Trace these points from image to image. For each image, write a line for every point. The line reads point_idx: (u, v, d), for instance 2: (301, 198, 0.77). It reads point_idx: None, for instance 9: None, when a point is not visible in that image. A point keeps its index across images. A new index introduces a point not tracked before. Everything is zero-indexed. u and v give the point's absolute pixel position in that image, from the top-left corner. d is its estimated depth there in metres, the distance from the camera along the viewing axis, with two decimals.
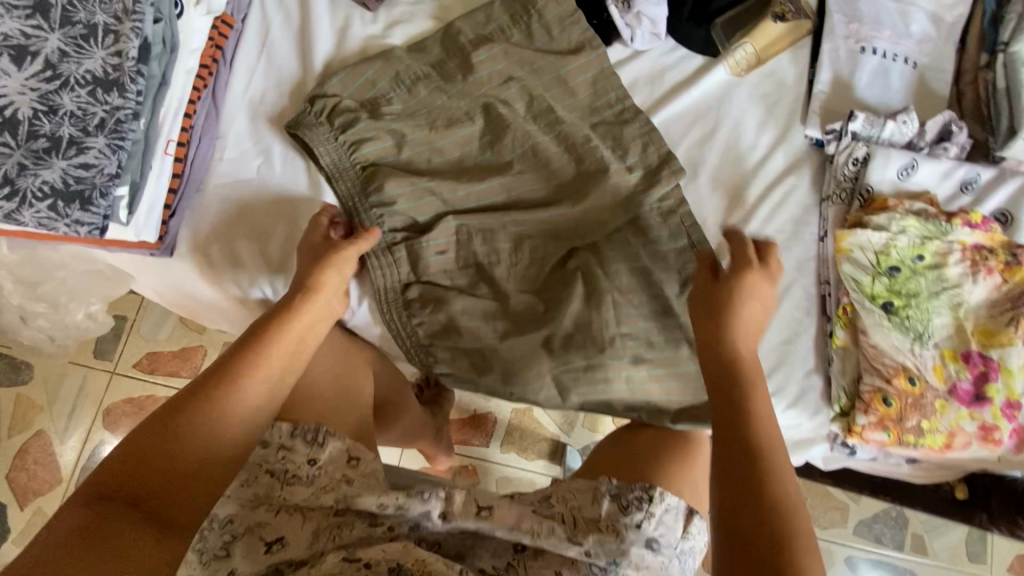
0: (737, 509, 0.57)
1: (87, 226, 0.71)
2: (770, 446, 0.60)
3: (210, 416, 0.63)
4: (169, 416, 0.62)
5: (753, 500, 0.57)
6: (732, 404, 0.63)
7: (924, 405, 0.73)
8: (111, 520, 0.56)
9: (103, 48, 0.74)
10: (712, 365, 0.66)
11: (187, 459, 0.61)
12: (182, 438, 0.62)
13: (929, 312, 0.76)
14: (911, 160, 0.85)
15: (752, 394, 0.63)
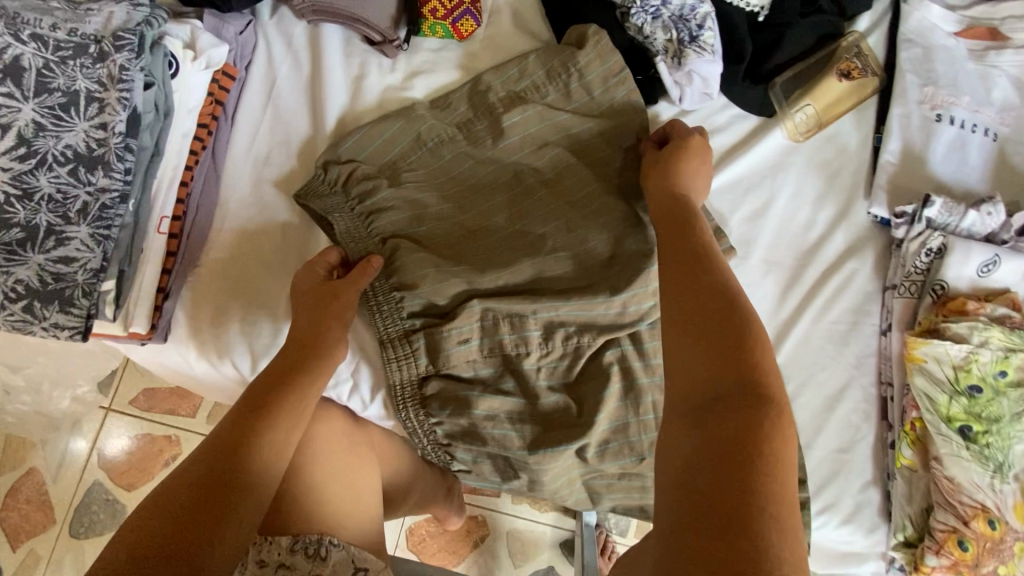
0: (705, 532, 0.42)
1: (68, 329, 0.62)
2: (765, 392, 0.47)
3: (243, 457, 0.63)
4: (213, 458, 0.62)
5: (734, 459, 0.44)
6: (730, 377, 0.48)
7: (1003, 551, 0.65)
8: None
9: (85, 120, 0.64)
10: (709, 294, 0.52)
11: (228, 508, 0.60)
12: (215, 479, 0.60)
13: (1011, 439, 0.68)
14: (994, 256, 0.75)
15: (749, 354, 0.49)
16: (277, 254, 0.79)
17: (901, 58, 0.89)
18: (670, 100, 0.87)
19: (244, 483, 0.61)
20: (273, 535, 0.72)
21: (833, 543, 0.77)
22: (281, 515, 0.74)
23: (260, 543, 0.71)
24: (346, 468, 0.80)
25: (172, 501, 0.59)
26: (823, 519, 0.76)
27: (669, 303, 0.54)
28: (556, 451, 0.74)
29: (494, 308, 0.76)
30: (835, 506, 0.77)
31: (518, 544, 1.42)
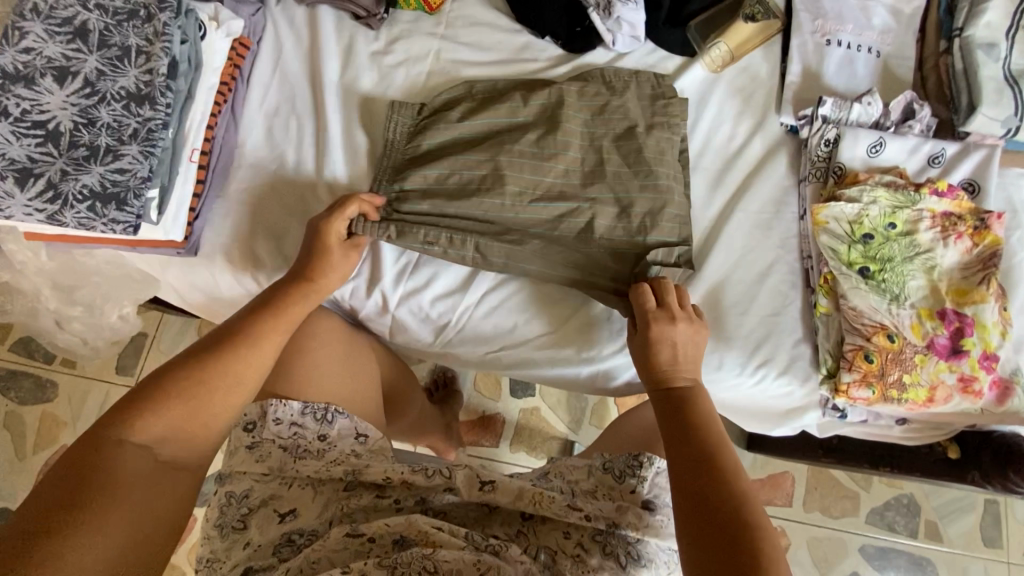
0: (699, 536, 0.64)
1: (121, 224, 0.79)
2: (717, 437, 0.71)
3: (241, 368, 0.72)
4: (144, 411, 0.64)
5: (727, 535, 0.63)
6: (711, 478, 0.67)
7: (905, 360, 0.76)
8: (85, 496, 0.58)
9: (136, 68, 0.82)
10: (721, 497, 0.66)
11: (174, 445, 0.65)
12: (168, 425, 0.65)
13: (904, 275, 0.81)
14: (879, 138, 0.91)
15: (717, 452, 0.70)
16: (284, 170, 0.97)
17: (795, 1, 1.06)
18: (606, 46, 1.05)
19: (202, 385, 0.69)
20: (283, 399, 0.83)
21: (773, 394, 0.90)
22: (289, 383, 0.85)
23: (273, 405, 0.82)
24: (346, 354, 0.92)
25: (105, 457, 0.60)
26: (763, 372, 0.89)
27: (674, 466, 0.70)
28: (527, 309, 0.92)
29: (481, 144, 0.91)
30: (772, 360, 0.89)
31: None
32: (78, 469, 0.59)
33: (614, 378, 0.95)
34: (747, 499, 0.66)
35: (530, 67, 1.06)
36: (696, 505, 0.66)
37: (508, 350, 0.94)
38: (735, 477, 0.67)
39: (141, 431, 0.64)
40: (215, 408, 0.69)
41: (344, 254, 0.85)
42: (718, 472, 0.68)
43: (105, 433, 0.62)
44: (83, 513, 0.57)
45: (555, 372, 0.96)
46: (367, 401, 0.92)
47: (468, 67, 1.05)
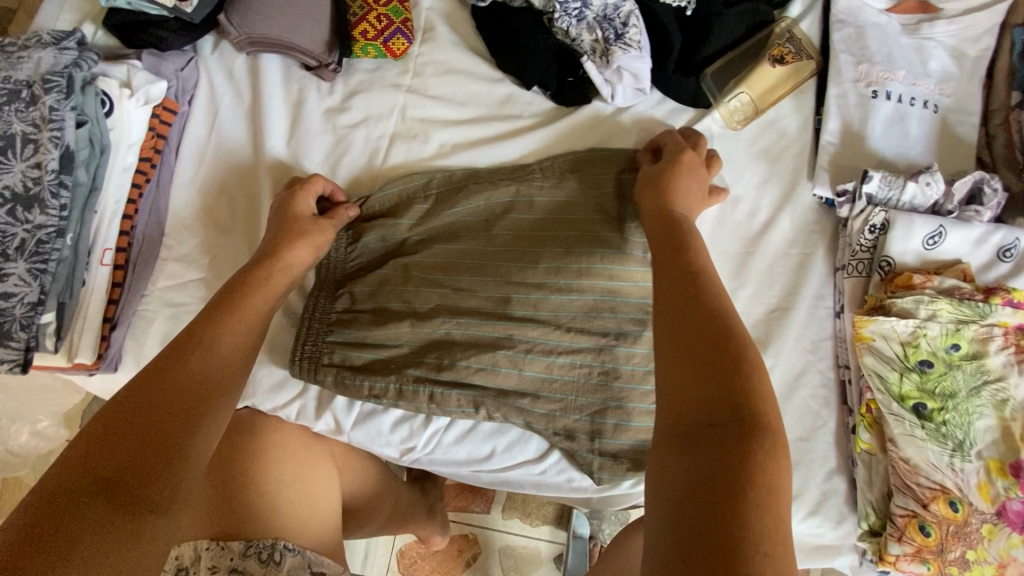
0: (689, 452, 0.43)
1: (7, 363, 0.65)
2: (716, 305, 0.50)
3: (225, 335, 0.62)
4: (137, 396, 0.54)
5: (721, 492, 0.41)
6: (708, 387, 0.45)
7: (970, 534, 0.62)
8: (63, 528, 0.44)
9: (22, 161, 0.67)
10: (711, 406, 0.45)
11: (161, 421, 0.53)
12: (159, 406, 0.53)
13: (970, 415, 0.65)
14: (938, 227, 0.74)
15: (741, 361, 0.46)
16: (219, 260, 0.82)
17: (833, 40, 0.87)
18: (604, 99, 0.87)
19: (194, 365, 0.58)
20: (223, 540, 0.68)
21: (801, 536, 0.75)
22: (229, 520, 0.69)
23: (208, 547, 0.68)
24: (301, 470, 0.76)
25: (70, 470, 0.48)
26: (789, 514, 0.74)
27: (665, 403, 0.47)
28: (499, 437, 0.79)
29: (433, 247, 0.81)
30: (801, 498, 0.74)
31: (511, 562, 1.41)
32: (95, 467, 0.48)
33: (611, 505, 0.80)
34: (768, 434, 0.43)
35: (512, 125, 0.88)
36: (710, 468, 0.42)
37: (486, 474, 0.81)
38: (753, 381, 0.45)
39: (124, 433, 0.51)
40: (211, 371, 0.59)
41: (316, 224, 0.77)
42: (728, 366, 0.46)
43: (89, 440, 0.50)
44: (59, 544, 0.44)
45: (540, 494, 0.83)
46: (327, 522, 0.76)
47: (438, 127, 0.88)
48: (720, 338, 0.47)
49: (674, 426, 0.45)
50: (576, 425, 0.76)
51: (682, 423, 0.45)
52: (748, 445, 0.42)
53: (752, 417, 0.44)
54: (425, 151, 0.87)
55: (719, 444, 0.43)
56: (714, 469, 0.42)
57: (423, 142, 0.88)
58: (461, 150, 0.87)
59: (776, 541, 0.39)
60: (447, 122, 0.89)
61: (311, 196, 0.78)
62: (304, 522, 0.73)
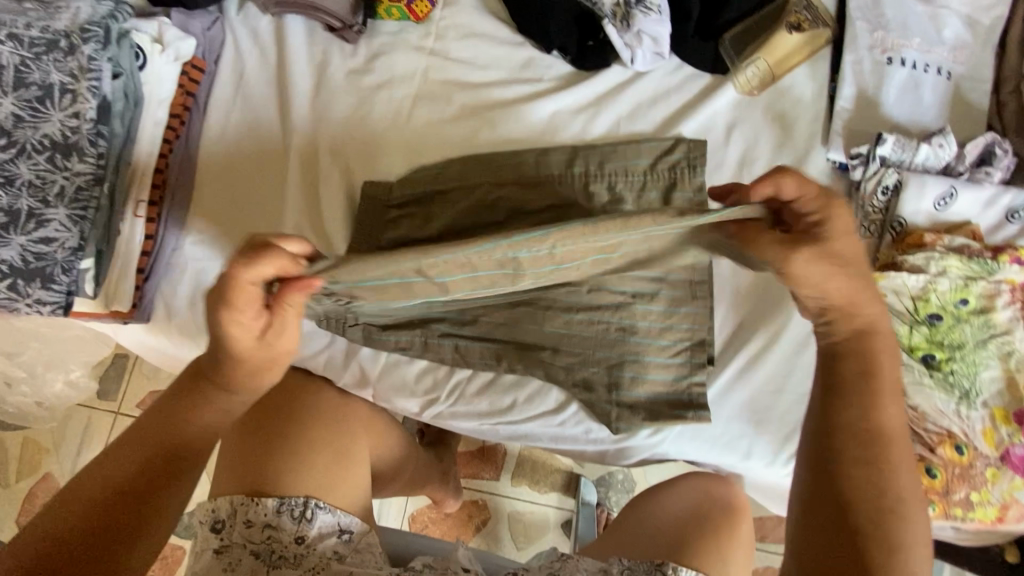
0: (823, 482, 0.52)
1: (49, 304, 0.67)
2: (843, 383, 0.54)
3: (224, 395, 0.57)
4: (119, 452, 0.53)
5: (878, 521, 0.50)
6: (848, 409, 0.53)
7: (974, 477, 0.64)
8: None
9: (60, 110, 0.69)
10: (844, 378, 0.54)
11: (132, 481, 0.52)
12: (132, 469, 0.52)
13: (976, 365, 0.68)
14: (950, 188, 0.76)
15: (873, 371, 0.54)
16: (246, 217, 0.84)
17: (849, 8, 0.89)
18: (624, 63, 0.89)
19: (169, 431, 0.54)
20: (258, 496, 0.71)
21: None
22: (262, 476, 0.72)
23: (244, 504, 0.70)
24: (333, 434, 0.77)
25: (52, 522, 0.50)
26: None
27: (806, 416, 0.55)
28: (519, 391, 0.82)
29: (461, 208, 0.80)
30: None
31: (520, 527, 1.44)
32: (80, 509, 0.50)
33: (625, 457, 0.84)
34: (907, 487, 0.52)
35: (533, 89, 0.90)
36: (836, 454, 0.52)
37: (504, 426, 0.84)
38: (874, 421, 0.53)
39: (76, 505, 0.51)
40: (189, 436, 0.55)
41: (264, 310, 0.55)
42: (857, 387, 0.54)
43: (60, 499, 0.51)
44: None
45: (556, 447, 0.86)
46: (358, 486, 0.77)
47: (460, 90, 0.90)
48: (836, 379, 0.55)
49: (840, 414, 0.53)
50: (594, 378, 0.79)
51: (827, 400, 0.54)
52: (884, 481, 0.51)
53: (847, 393, 0.54)
54: (448, 113, 0.89)
55: (842, 427, 0.53)
56: (858, 472, 0.52)
57: (445, 105, 0.89)
58: (483, 113, 0.89)
59: (884, 503, 0.51)
60: (469, 84, 0.90)
61: (263, 273, 0.52)
62: (337, 482, 0.75)
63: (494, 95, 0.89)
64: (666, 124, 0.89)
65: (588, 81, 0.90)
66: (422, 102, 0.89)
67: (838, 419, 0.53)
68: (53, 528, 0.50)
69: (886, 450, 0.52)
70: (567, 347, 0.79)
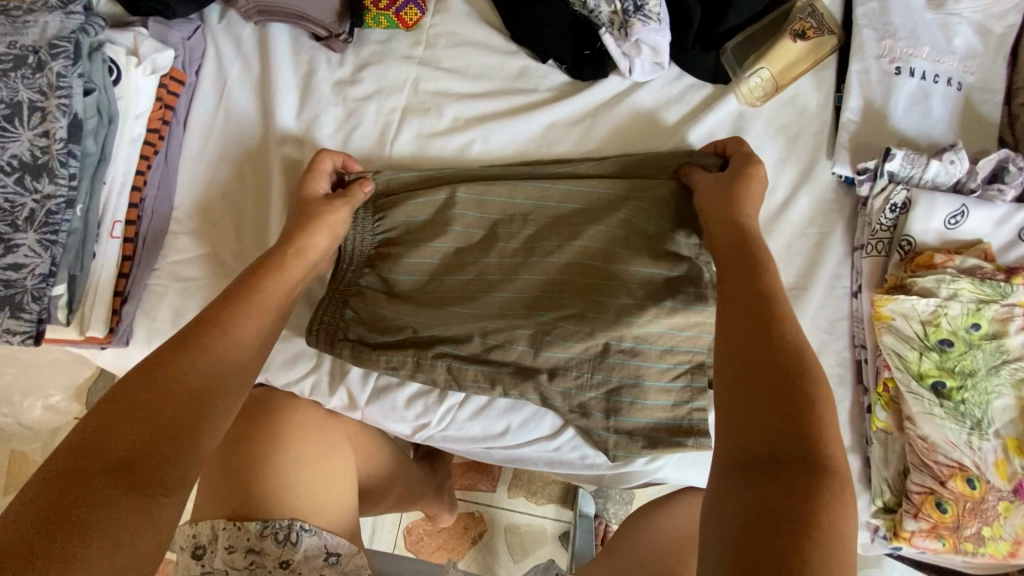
0: (742, 397, 0.47)
1: (20, 334, 0.64)
2: (779, 301, 0.53)
3: (240, 325, 0.60)
4: (139, 377, 0.52)
5: (795, 430, 0.45)
6: (761, 331, 0.50)
7: (986, 511, 0.62)
8: (71, 527, 0.44)
9: (29, 129, 0.66)
10: (750, 295, 0.54)
11: (159, 403, 0.51)
12: (157, 389, 0.51)
13: (988, 394, 0.65)
14: (961, 206, 0.73)
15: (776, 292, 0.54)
16: (229, 235, 0.81)
17: (857, 14, 0.85)
18: (622, 72, 0.85)
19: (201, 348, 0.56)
20: (240, 521, 0.69)
21: None
22: (244, 500, 0.70)
23: (226, 528, 0.68)
24: (317, 451, 0.77)
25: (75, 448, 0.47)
26: None
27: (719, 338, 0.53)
28: (514, 415, 0.79)
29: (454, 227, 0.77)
30: None
31: (517, 539, 1.42)
32: (115, 434, 0.48)
33: (623, 482, 0.81)
34: (824, 399, 0.47)
35: (528, 99, 0.87)
36: (745, 371, 0.49)
37: (498, 451, 0.81)
38: (786, 338, 0.50)
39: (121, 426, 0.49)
40: (185, 380, 0.53)
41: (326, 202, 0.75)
42: (770, 304, 0.53)
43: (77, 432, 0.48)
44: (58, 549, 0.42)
45: (552, 471, 0.83)
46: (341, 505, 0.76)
47: (451, 101, 0.86)
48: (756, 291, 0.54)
49: (741, 331, 0.51)
50: (591, 403, 0.76)
51: (739, 318, 0.52)
52: (804, 394, 0.46)
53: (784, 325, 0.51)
54: (439, 126, 0.86)
55: (751, 341, 0.50)
56: (774, 389, 0.47)
57: (436, 117, 0.86)
58: (475, 125, 0.85)
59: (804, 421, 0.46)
60: (460, 95, 0.87)
61: (323, 175, 0.77)
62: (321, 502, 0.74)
63: (487, 107, 0.86)
64: (666, 136, 0.85)
65: (585, 91, 0.86)
66: (412, 114, 0.86)
67: (738, 336, 0.51)
68: (73, 458, 0.46)
69: (812, 377, 0.48)
70: (564, 371, 0.76)
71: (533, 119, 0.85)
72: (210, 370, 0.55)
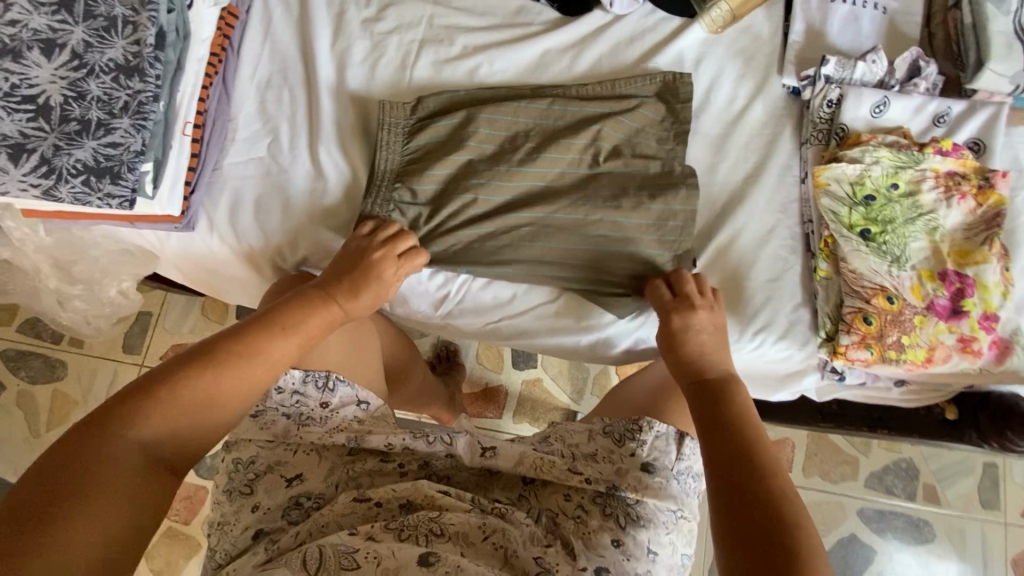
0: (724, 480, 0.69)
1: (117, 198, 0.80)
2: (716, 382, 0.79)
3: (269, 359, 0.72)
4: (157, 400, 0.64)
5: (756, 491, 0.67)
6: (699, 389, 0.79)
7: (903, 321, 0.76)
8: (61, 507, 0.56)
9: (123, 39, 0.81)
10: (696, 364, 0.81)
11: (162, 435, 0.64)
12: (169, 420, 0.64)
13: (906, 237, 0.80)
14: (883, 97, 0.89)
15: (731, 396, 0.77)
16: (278, 142, 0.96)
17: None
18: (603, 7, 1.02)
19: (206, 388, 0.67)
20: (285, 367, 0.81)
21: (772, 358, 0.89)
22: None
23: None
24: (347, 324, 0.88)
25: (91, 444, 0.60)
26: (761, 337, 0.89)
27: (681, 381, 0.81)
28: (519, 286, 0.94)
29: (468, 128, 0.92)
30: (771, 325, 0.89)
31: None
32: (119, 447, 0.61)
33: (612, 345, 0.96)
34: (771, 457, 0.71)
35: (525, 32, 1.03)
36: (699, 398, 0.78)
37: (507, 319, 0.96)
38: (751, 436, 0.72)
39: (139, 427, 0.62)
40: (185, 430, 0.65)
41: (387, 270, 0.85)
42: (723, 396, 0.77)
43: (107, 429, 0.61)
44: (48, 518, 0.55)
45: (553, 341, 0.98)
46: (372, 372, 0.90)
47: (461, 33, 1.02)
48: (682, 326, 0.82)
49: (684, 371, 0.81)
50: (584, 273, 0.91)
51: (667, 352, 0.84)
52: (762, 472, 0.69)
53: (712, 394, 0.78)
54: (451, 53, 1.02)
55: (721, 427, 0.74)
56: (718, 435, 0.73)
57: (448, 47, 1.02)
58: (481, 52, 1.01)
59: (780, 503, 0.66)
60: (468, 29, 1.03)
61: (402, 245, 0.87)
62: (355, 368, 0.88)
63: (491, 38, 1.02)
64: (641, 59, 1.01)
65: (573, 23, 1.03)
66: (428, 45, 1.02)
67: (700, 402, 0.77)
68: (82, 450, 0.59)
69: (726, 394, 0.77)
70: (561, 246, 0.91)
71: (530, 46, 1.01)
72: (204, 429, 0.67)
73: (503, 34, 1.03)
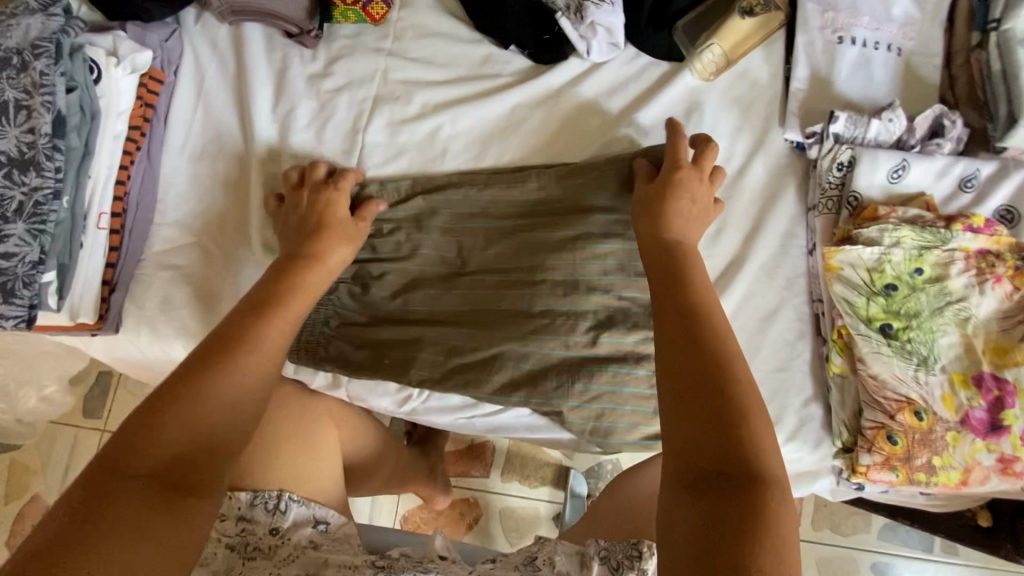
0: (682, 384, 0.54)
1: (12, 319, 0.68)
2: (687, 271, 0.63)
3: (291, 314, 0.66)
4: (176, 394, 0.55)
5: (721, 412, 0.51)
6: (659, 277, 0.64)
7: (935, 441, 0.67)
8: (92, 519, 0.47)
9: (16, 127, 0.70)
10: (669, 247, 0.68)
11: (223, 433, 0.55)
12: (212, 405, 0.55)
13: (933, 332, 0.69)
14: (901, 160, 0.78)
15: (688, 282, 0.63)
16: (213, 223, 0.84)
17: None
18: (580, 54, 0.90)
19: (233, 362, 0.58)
20: (233, 490, 0.69)
21: (781, 461, 0.78)
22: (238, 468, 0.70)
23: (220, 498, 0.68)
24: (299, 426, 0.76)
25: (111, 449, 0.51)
26: None
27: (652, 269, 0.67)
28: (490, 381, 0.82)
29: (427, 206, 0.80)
30: (779, 424, 0.77)
31: (511, 522, 1.44)
32: (139, 419, 0.53)
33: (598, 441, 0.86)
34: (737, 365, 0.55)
35: (492, 85, 0.91)
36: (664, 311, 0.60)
37: (481, 417, 0.85)
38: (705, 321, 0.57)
39: (162, 430, 0.53)
40: (229, 420, 0.56)
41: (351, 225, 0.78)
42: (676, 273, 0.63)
43: (141, 425, 0.52)
44: (88, 538, 0.46)
45: (533, 437, 0.86)
46: (328, 476, 0.77)
47: (420, 88, 0.90)
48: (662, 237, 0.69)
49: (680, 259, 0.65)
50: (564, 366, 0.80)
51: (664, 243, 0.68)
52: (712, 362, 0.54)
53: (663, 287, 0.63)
54: (408, 113, 0.90)
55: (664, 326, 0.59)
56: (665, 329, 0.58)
57: (405, 106, 0.90)
58: (443, 111, 0.89)
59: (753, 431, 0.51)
60: (427, 84, 0.91)
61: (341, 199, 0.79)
62: (302, 476, 0.74)
63: (454, 93, 0.91)
64: (624, 112, 0.89)
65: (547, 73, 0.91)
66: (383, 104, 0.90)
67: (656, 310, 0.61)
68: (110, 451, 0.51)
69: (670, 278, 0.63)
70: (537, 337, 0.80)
71: (499, 101, 0.89)
72: (243, 399, 0.58)
73: (467, 87, 0.91)
